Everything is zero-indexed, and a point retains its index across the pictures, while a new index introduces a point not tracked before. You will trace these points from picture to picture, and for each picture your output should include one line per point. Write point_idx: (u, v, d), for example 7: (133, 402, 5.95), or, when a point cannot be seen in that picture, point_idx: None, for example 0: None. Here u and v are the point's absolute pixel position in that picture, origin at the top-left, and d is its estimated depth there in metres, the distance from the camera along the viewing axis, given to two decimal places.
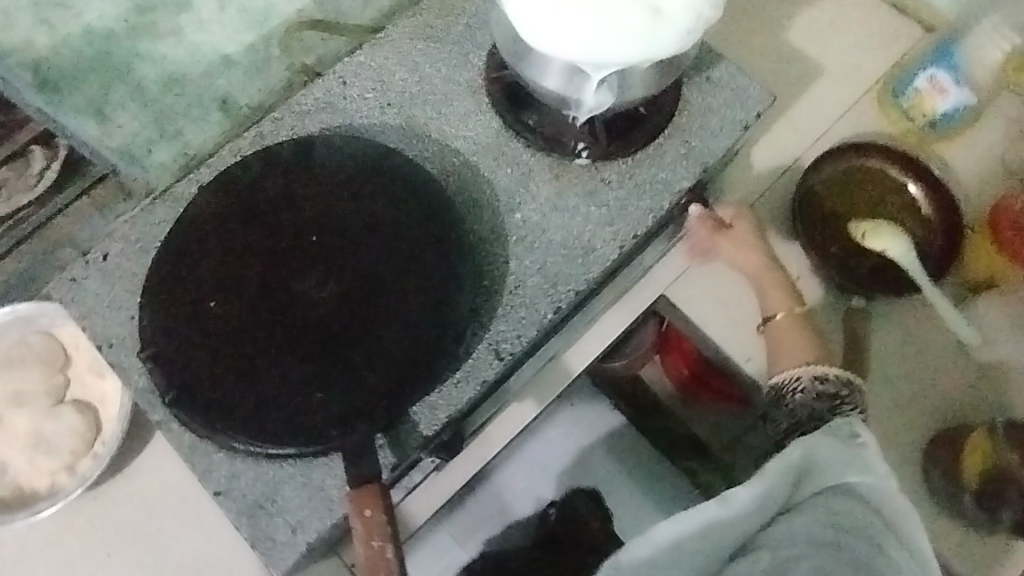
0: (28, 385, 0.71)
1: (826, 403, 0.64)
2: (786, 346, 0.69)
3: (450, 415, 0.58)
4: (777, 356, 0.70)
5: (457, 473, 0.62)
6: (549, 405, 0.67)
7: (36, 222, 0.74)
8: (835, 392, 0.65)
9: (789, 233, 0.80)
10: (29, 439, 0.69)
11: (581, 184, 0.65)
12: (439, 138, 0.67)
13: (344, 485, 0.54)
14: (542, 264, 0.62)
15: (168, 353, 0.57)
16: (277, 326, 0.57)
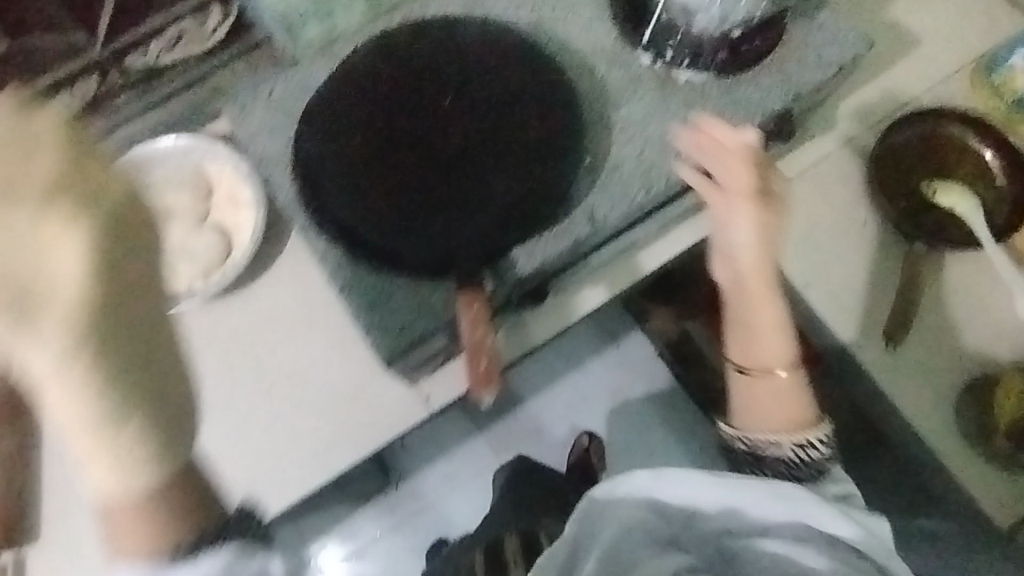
0: (179, 204, 0.83)
1: (808, 469, 0.69)
2: (767, 407, 0.69)
3: (541, 264, 0.67)
4: (757, 412, 0.69)
5: (539, 326, 0.75)
6: (623, 287, 0.77)
7: (202, 73, 0.86)
8: (819, 461, 0.69)
9: (864, 181, 0.85)
10: (177, 248, 0.82)
11: (683, 93, 0.73)
12: (562, 36, 0.75)
13: (454, 297, 0.66)
14: (640, 153, 0.71)
15: (315, 171, 0.67)
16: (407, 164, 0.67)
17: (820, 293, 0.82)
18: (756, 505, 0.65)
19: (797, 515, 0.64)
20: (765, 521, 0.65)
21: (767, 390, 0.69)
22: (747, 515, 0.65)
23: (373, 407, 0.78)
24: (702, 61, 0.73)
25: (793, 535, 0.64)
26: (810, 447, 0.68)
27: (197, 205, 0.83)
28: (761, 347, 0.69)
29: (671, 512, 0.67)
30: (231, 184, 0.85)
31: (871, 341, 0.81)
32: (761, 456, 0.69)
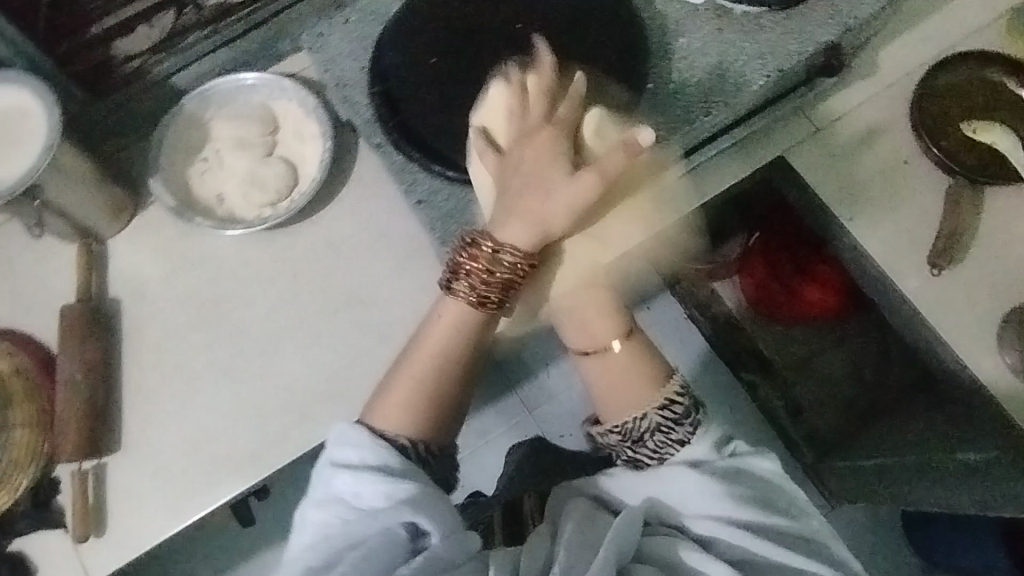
0: (249, 136, 0.86)
1: (679, 425, 0.65)
2: (624, 386, 0.68)
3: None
4: (609, 395, 0.69)
5: None
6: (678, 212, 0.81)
7: None
8: (680, 413, 0.66)
9: (907, 122, 0.88)
10: (246, 178, 0.85)
11: (739, 24, 0.76)
12: None
13: None
14: (699, 80, 0.74)
15: (392, 90, 0.71)
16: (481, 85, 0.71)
17: (867, 226, 0.85)
18: (683, 495, 0.63)
19: (728, 496, 0.62)
20: (701, 500, 0.62)
21: (613, 373, 0.68)
22: (687, 500, 0.63)
23: None
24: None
25: (734, 515, 0.62)
26: (669, 405, 0.66)
27: (264, 137, 0.87)
28: (597, 325, 0.69)
29: (630, 527, 0.60)
30: (297, 119, 0.88)
31: (917, 269, 0.84)
32: (635, 441, 0.66)
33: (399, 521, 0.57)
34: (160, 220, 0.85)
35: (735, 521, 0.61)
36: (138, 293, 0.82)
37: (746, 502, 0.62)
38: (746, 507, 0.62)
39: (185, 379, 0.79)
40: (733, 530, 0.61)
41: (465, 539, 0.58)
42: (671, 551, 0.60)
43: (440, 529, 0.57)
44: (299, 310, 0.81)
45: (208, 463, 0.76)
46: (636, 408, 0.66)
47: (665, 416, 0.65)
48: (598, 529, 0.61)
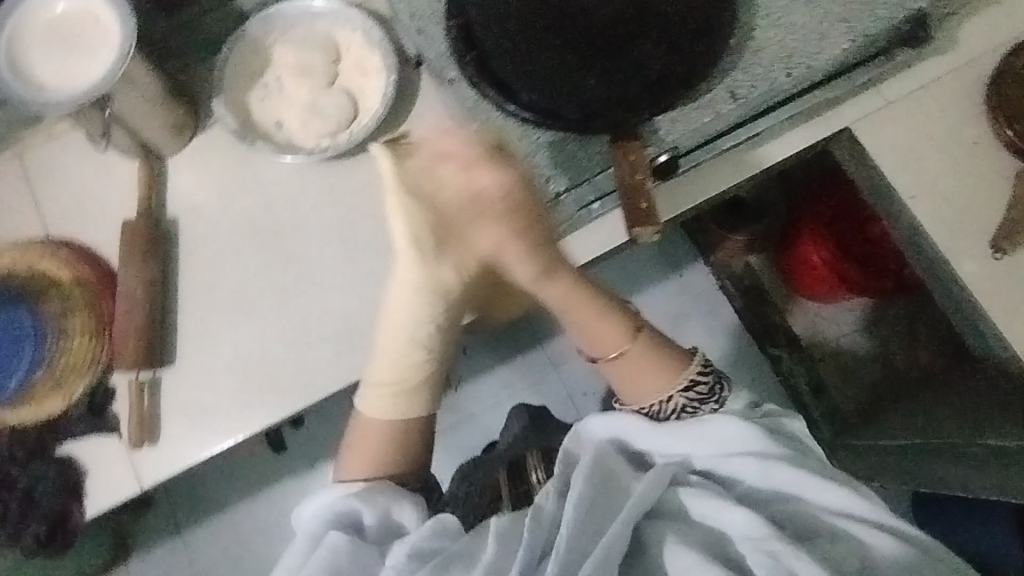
0: (311, 63, 0.85)
1: (700, 402, 0.73)
2: (642, 376, 0.74)
3: (683, 133, 0.70)
4: (633, 385, 0.74)
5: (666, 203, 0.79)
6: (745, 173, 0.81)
7: None
8: (705, 392, 0.73)
9: (982, 102, 0.86)
10: (307, 107, 0.84)
11: None
12: None
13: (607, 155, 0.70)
14: (782, 39, 0.72)
15: (471, 25, 0.70)
16: (562, 26, 0.70)
17: (927, 206, 0.84)
18: (699, 441, 0.70)
19: (744, 437, 0.69)
20: (719, 445, 0.69)
21: (640, 373, 0.74)
22: (703, 447, 0.70)
23: None
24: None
25: (751, 454, 0.68)
26: (694, 386, 0.73)
27: (326, 67, 0.85)
28: (615, 329, 0.74)
29: (653, 475, 0.68)
30: (359, 51, 0.86)
31: (977, 251, 0.83)
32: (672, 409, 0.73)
33: (351, 518, 0.69)
34: (219, 142, 0.84)
35: (755, 460, 0.68)
36: (196, 213, 0.83)
37: (768, 445, 0.68)
38: (764, 445, 0.68)
39: (240, 300, 0.80)
40: (753, 467, 0.68)
41: (441, 522, 0.68)
42: (695, 493, 0.66)
43: (379, 511, 0.70)
44: (354, 242, 0.81)
45: (260, 383, 0.78)
46: (658, 395, 0.74)
47: (690, 395, 0.73)
48: (616, 474, 0.68)
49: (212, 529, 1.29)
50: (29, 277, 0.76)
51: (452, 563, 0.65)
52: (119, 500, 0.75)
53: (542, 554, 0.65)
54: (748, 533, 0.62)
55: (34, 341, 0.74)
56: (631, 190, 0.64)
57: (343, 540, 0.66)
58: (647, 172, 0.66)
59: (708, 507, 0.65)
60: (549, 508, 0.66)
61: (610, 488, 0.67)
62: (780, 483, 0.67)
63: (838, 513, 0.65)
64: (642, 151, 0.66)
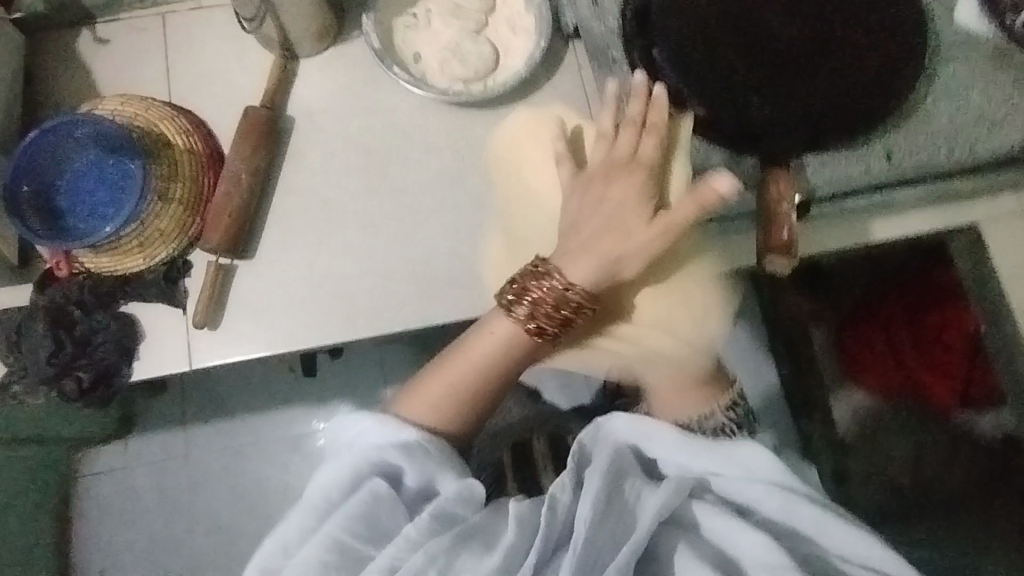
0: (465, 8, 0.84)
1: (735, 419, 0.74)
2: (682, 394, 0.73)
3: (834, 175, 0.68)
4: (672, 397, 0.73)
5: None
6: (863, 237, 0.79)
7: None
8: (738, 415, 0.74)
9: None
10: (450, 48, 0.83)
11: (1014, 72, 0.70)
12: None
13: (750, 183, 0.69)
14: (953, 113, 0.70)
15: (650, 10, 0.68)
16: (740, 39, 0.68)
17: None
18: (720, 463, 0.63)
19: (769, 467, 0.62)
20: (739, 471, 0.62)
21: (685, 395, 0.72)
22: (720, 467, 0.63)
23: None
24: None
25: (775, 485, 0.61)
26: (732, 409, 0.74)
27: (480, 14, 0.84)
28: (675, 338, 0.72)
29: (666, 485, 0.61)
30: (515, 9, 0.85)
31: None
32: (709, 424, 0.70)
33: (376, 469, 0.61)
34: (355, 58, 0.84)
35: (775, 490, 0.61)
36: (313, 120, 0.82)
37: (794, 481, 0.62)
38: (790, 476, 0.62)
39: (333, 216, 0.80)
40: (771, 500, 0.61)
41: (464, 489, 0.60)
42: (708, 513, 0.60)
43: (416, 471, 0.62)
44: (460, 193, 0.81)
45: (327, 302, 0.77)
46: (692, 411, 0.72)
47: (730, 417, 0.73)
48: (631, 478, 0.61)
49: (217, 432, 1.29)
50: (143, 132, 0.76)
51: (472, 537, 0.58)
52: (165, 372, 0.74)
53: (556, 546, 0.59)
54: (762, 562, 0.57)
55: (133, 196, 0.74)
56: (772, 217, 0.65)
57: (386, 491, 0.59)
58: (792, 204, 0.66)
59: (720, 527, 0.59)
60: (564, 500, 0.59)
61: (622, 492, 0.60)
62: (797, 519, 0.61)
63: (855, 560, 0.60)
64: (794, 183, 0.66)
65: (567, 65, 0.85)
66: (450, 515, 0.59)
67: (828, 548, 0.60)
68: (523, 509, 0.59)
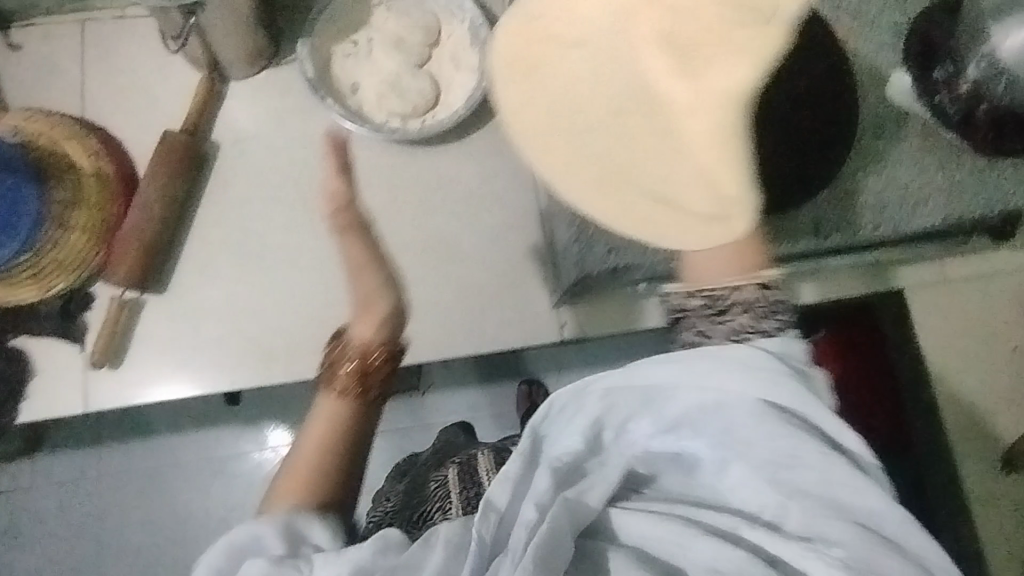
0: (408, 41, 0.81)
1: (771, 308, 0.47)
2: (714, 257, 0.51)
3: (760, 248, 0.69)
4: (702, 269, 0.51)
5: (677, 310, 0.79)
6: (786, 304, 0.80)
7: None
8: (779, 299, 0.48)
9: None
10: (389, 80, 0.80)
11: (940, 152, 0.72)
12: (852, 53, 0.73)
13: None
14: (881, 191, 0.71)
15: None
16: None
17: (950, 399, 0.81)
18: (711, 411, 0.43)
19: (758, 385, 0.42)
20: (735, 407, 0.42)
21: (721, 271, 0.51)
22: (687, 422, 0.43)
23: (513, 315, 0.78)
24: (973, 127, 0.68)
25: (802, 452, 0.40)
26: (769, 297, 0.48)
27: (423, 47, 0.81)
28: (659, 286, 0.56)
29: (605, 464, 0.45)
30: (460, 44, 0.82)
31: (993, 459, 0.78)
32: (721, 314, 0.47)
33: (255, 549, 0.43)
34: (288, 84, 0.80)
35: (764, 447, 0.41)
36: (241, 147, 0.78)
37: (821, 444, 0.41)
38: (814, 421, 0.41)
39: (253, 251, 0.76)
40: (770, 461, 0.41)
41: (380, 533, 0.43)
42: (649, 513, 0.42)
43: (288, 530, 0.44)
44: (392, 237, 0.78)
45: (241, 343, 0.73)
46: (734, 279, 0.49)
47: (751, 313, 0.47)
48: (570, 467, 0.45)
49: (132, 453, 1.22)
50: (48, 155, 0.71)
51: None
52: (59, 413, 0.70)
53: None
54: (707, 561, 0.39)
55: (30, 222, 0.69)
56: None
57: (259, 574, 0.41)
58: None
59: (655, 526, 0.42)
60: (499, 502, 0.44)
61: (570, 483, 0.44)
62: (786, 499, 0.40)
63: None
64: None
65: None
66: (385, 543, 0.42)
67: (827, 505, 0.39)
68: (456, 531, 0.43)
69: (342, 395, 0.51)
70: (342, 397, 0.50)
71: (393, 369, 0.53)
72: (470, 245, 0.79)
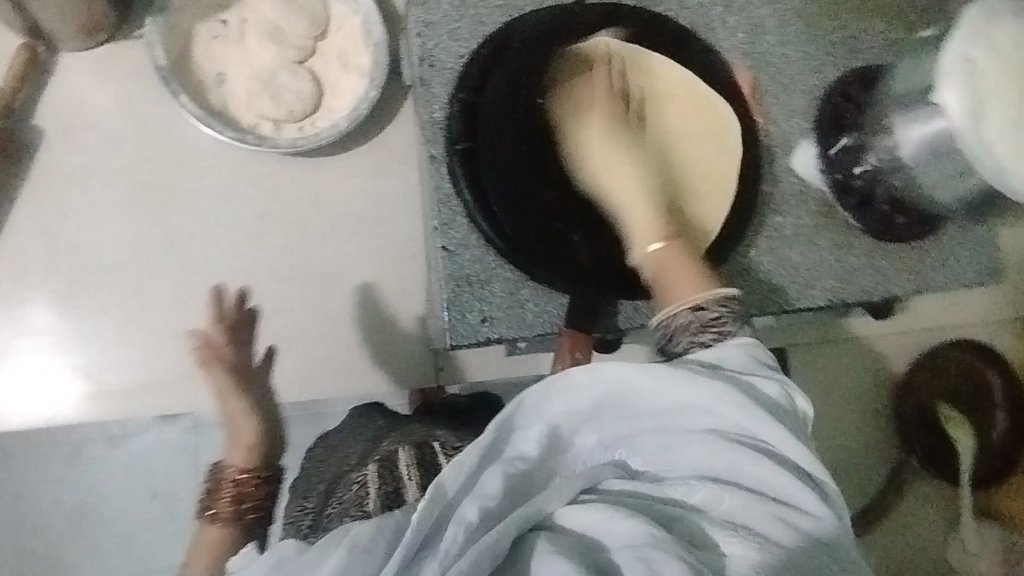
0: (286, 30, 0.70)
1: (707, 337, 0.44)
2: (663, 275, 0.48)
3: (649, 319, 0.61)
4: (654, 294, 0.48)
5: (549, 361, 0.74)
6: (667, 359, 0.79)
7: None
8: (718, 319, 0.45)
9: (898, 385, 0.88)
10: (261, 77, 0.69)
11: (836, 231, 0.70)
12: (765, 116, 0.69)
13: (554, 328, 0.60)
14: (771, 267, 0.69)
15: (479, 108, 0.59)
16: None
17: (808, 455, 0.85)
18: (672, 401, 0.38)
19: (752, 409, 0.38)
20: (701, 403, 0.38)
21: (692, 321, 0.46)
22: (666, 429, 0.39)
23: (387, 355, 0.72)
24: (866, 214, 0.68)
25: (744, 441, 0.37)
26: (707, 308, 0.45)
27: (304, 40, 0.70)
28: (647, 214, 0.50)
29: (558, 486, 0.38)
30: (349, 42, 0.72)
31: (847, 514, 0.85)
32: (698, 332, 0.45)
33: None
34: (136, 67, 0.68)
35: (723, 461, 0.37)
36: (74, 138, 0.67)
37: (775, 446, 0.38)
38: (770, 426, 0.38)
39: (91, 268, 0.67)
40: (720, 474, 0.37)
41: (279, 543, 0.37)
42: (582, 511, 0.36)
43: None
44: (254, 262, 0.70)
45: (81, 370, 0.67)
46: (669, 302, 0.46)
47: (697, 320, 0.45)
48: (520, 477, 0.37)
49: None
50: None
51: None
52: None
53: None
54: (625, 538, 0.34)
55: None
56: None
57: None
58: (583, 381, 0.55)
59: (600, 516, 0.35)
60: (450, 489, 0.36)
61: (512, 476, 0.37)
62: (722, 490, 0.36)
63: None
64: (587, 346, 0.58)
65: (404, 117, 0.74)
66: (281, 558, 0.36)
67: (766, 501, 0.36)
68: (365, 532, 0.36)
69: (224, 524, 0.49)
70: (223, 527, 0.49)
71: (268, 484, 0.52)
72: (346, 273, 0.72)
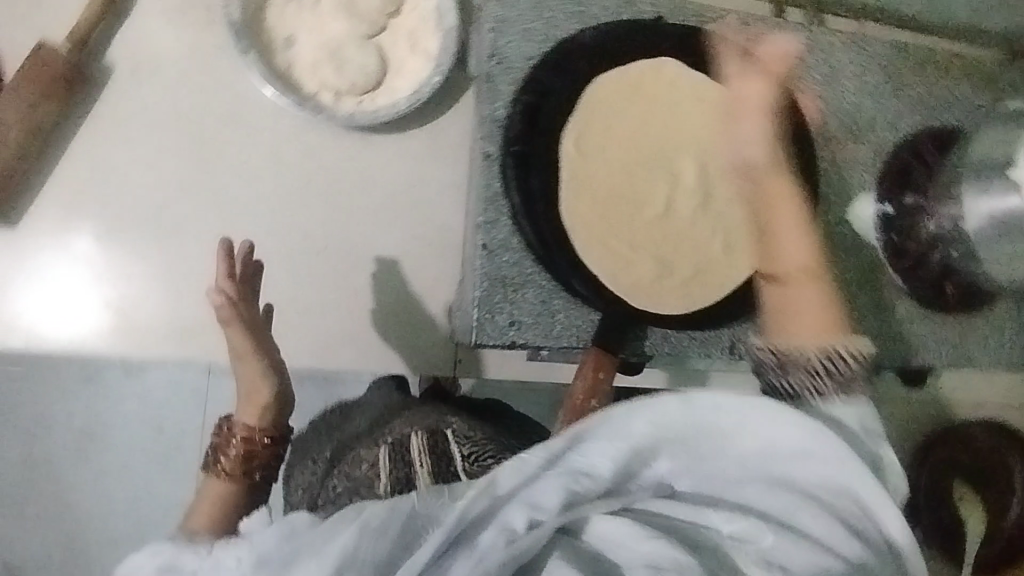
0: (360, 5, 0.70)
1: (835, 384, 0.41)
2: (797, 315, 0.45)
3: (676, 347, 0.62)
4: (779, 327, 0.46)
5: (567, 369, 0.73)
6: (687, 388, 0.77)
7: None
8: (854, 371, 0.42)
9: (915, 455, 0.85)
10: (329, 48, 0.70)
11: (880, 290, 0.67)
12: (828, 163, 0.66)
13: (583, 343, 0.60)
14: None
15: (540, 110, 0.58)
16: None
17: None
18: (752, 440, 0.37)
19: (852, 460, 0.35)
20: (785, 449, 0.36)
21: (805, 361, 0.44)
22: (733, 462, 0.37)
23: (409, 339, 0.73)
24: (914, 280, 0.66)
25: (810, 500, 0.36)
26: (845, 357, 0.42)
27: (376, 17, 0.70)
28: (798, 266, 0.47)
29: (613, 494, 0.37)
30: (420, 24, 0.72)
31: None
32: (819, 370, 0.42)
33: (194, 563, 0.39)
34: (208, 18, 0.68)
35: (781, 507, 0.36)
36: (139, 80, 0.68)
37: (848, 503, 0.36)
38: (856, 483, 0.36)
39: (138, 208, 0.68)
40: (778, 521, 0.36)
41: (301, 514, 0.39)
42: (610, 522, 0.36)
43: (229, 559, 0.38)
44: (295, 227, 0.71)
45: (111, 305, 0.68)
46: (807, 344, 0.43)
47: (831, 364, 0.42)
48: (583, 493, 0.37)
49: None
50: None
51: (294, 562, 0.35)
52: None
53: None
54: (651, 561, 0.34)
55: None
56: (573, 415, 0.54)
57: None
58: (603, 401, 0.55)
59: (628, 533, 0.36)
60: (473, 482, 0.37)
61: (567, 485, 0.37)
62: (771, 536, 0.35)
63: None
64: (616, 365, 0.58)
65: (462, 108, 0.74)
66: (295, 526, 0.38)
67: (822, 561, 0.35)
68: (379, 514, 0.36)
69: (228, 478, 0.49)
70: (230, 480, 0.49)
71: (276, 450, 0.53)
72: (383, 253, 0.72)
